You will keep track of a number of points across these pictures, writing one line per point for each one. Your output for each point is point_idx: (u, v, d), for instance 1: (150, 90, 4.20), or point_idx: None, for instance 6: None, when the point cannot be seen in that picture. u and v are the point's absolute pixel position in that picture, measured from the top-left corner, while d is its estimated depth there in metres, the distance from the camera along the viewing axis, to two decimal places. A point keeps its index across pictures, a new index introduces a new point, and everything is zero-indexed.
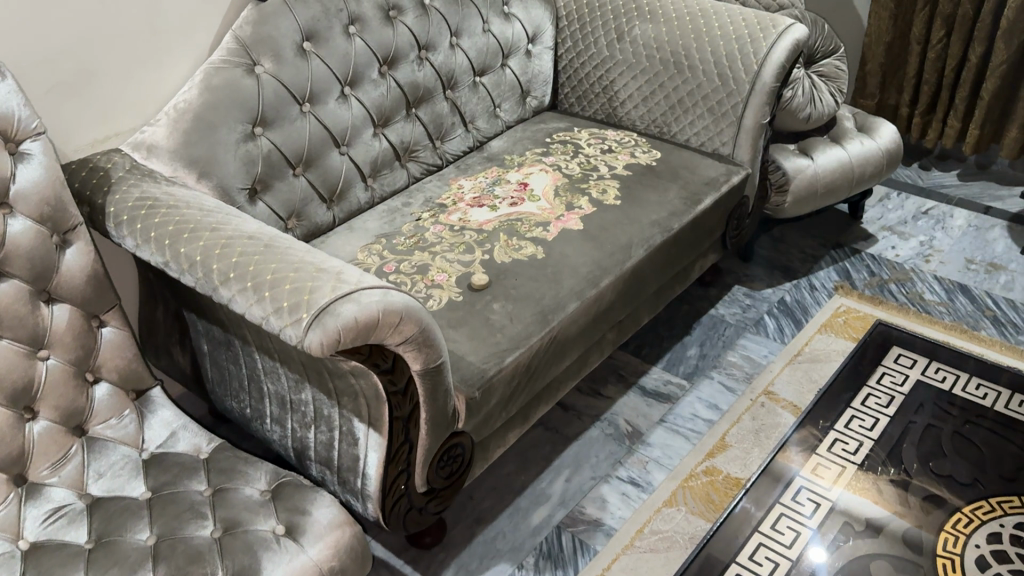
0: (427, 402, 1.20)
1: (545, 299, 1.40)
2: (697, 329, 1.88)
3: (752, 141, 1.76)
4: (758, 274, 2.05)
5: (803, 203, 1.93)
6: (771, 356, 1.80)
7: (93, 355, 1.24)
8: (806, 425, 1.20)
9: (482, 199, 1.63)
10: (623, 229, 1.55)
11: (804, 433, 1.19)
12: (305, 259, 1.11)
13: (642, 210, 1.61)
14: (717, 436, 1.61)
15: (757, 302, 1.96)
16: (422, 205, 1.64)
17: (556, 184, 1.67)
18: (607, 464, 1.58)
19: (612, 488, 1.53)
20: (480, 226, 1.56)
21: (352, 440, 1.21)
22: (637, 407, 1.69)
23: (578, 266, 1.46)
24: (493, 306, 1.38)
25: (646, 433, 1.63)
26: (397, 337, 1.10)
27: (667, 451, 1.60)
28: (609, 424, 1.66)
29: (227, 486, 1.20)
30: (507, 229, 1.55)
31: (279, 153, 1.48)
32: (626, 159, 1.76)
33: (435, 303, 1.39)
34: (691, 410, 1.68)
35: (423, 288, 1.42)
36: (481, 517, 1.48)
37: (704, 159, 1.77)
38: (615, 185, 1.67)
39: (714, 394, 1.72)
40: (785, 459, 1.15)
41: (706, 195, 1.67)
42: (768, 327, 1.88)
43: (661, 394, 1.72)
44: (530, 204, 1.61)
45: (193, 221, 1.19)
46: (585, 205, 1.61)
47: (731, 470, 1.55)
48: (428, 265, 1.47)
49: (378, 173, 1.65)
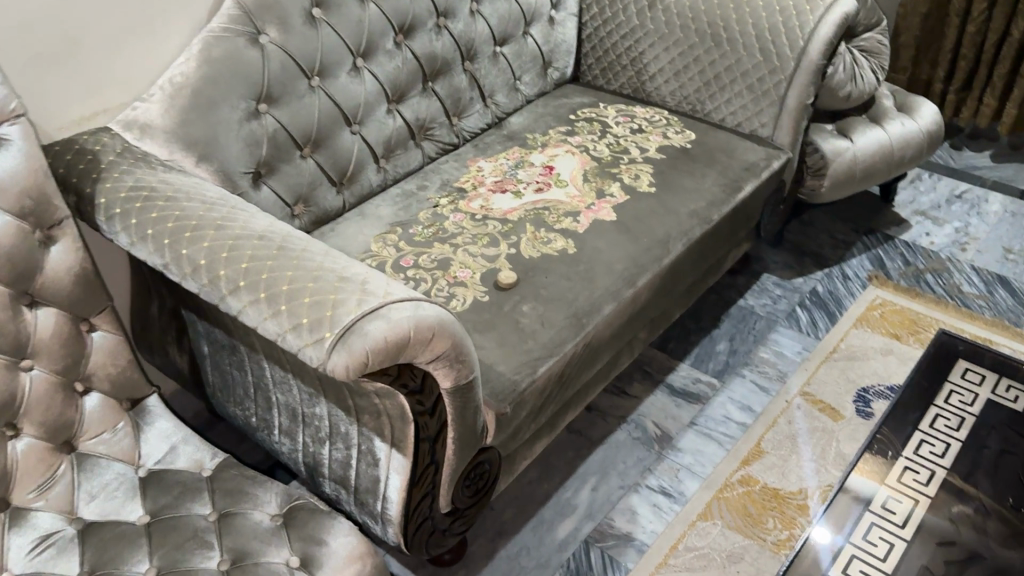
0: (455, 420, 1.09)
1: (579, 300, 1.28)
2: (725, 321, 1.77)
3: (794, 122, 1.63)
4: (786, 261, 1.94)
5: (840, 188, 1.82)
6: (806, 353, 1.70)
7: (83, 363, 1.11)
8: (872, 452, 1.11)
9: (505, 184, 1.50)
10: (661, 221, 1.43)
11: (869, 463, 1.09)
12: (324, 266, 0.98)
13: (680, 198, 1.48)
14: (752, 442, 1.52)
15: (788, 292, 1.85)
16: (439, 189, 1.51)
17: (584, 168, 1.54)
18: (636, 471, 1.48)
19: (642, 499, 1.43)
20: (505, 215, 1.43)
21: (372, 460, 1.10)
22: (665, 408, 1.59)
23: (613, 263, 1.34)
24: (522, 307, 1.26)
25: (676, 437, 1.53)
26: (428, 354, 0.98)
27: (700, 458, 1.50)
28: (636, 427, 1.55)
29: (235, 510, 1.09)
30: (534, 219, 1.42)
31: (285, 134, 1.34)
32: (658, 141, 1.63)
33: (459, 304, 1.26)
34: (723, 411, 1.58)
35: (444, 286, 1.29)
36: (502, 530, 1.38)
37: (741, 141, 1.65)
38: (649, 170, 1.54)
39: (746, 394, 1.61)
40: (856, 482, 1.07)
41: (746, 182, 1.55)
42: (800, 320, 1.78)
43: (690, 394, 1.62)
44: (557, 190, 1.48)
45: (196, 218, 1.06)
46: (617, 192, 1.48)
47: (768, 480, 1.45)
48: (449, 259, 1.34)
49: (391, 153, 1.51)
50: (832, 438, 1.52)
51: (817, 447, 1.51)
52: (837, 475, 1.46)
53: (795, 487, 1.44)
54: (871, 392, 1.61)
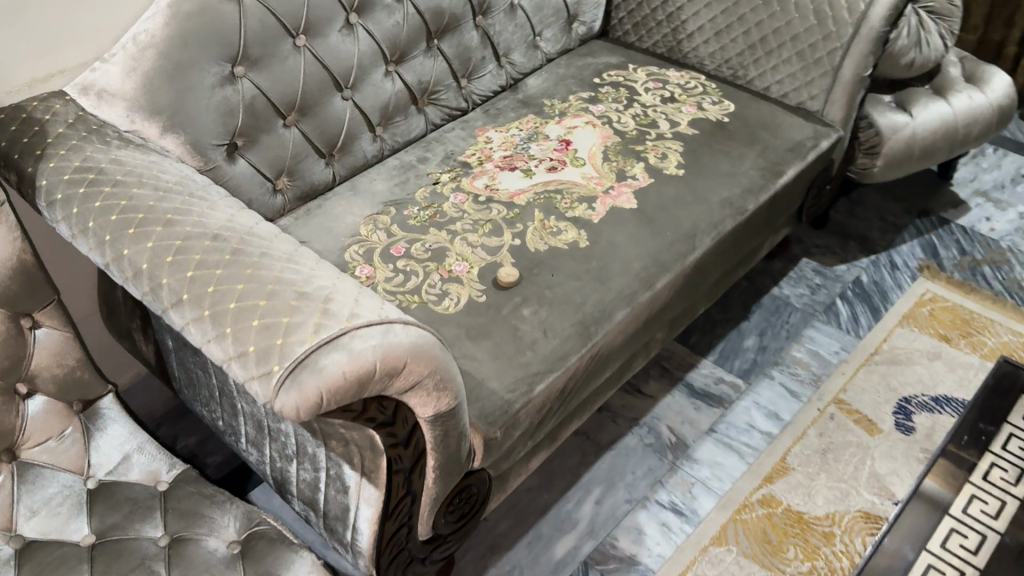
0: (436, 448, 0.96)
1: (588, 304, 1.13)
2: (756, 313, 1.61)
3: (848, 96, 1.44)
4: (827, 245, 1.76)
5: (894, 167, 1.63)
6: (843, 353, 1.54)
7: (24, 364, 0.99)
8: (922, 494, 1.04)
9: (515, 160, 1.34)
10: (688, 212, 1.27)
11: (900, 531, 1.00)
12: (281, 279, 0.84)
13: (711, 185, 1.31)
14: (777, 457, 1.38)
15: (828, 282, 1.68)
16: (440, 162, 1.36)
17: (605, 143, 1.37)
18: (645, 484, 1.35)
19: (650, 517, 1.30)
20: (512, 197, 1.27)
21: (341, 487, 0.98)
22: (682, 410, 1.45)
23: (629, 261, 1.19)
24: (522, 311, 1.12)
25: (692, 446, 1.40)
26: (401, 383, 0.84)
27: (718, 471, 1.36)
28: (649, 432, 1.42)
29: (188, 535, 0.97)
30: (543, 203, 1.26)
31: (264, 101, 1.18)
32: (691, 112, 1.45)
33: (452, 305, 1.12)
34: (746, 418, 1.44)
35: (437, 282, 1.15)
36: (495, 545, 1.27)
37: (785, 115, 1.46)
38: (679, 149, 1.37)
39: (774, 399, 1.47)
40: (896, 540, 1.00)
41: (788, 165, 1.37)
42: (839, 314, 1.62)
43: (711, 396, 1.47)
44: (572, 170, 1.32)
45: (145, 209, 0.92)
46: (640, 175, 1.31)
47: (791, 502, 1.32)
48: (445, 249, 1.19)
49: (390, 121, 1.36)
50: (866, 456, 1.38)
51: (848, 466, 1.37)
52: (868, 499, 1.32)
53: (820, 512, 1.31)
54: (913, 404, 1.46)
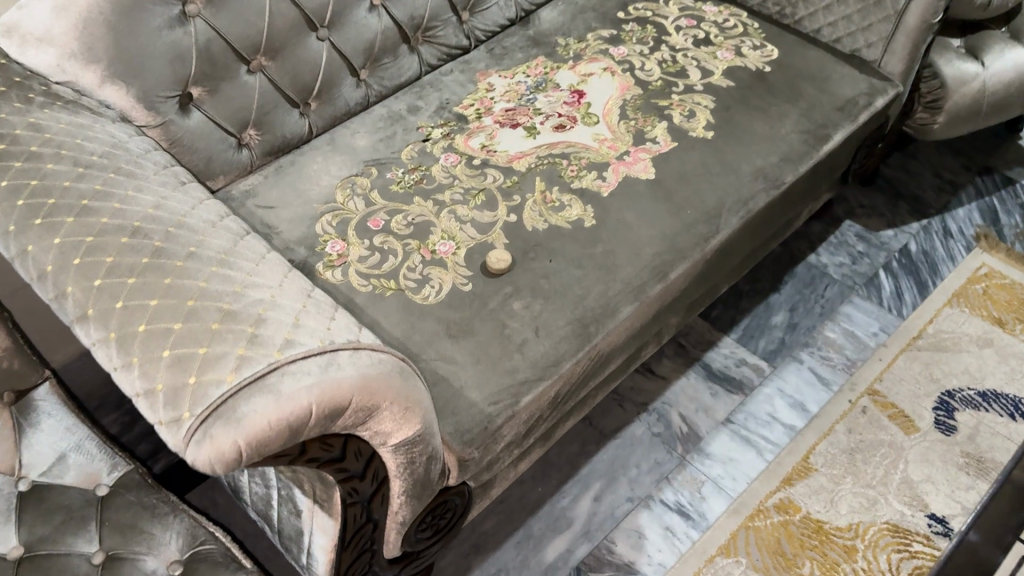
0: (401, 475, 0.83)
1: (589, 298, 0.99)
2: (788, 284, 1.45)
3: (911, 46, 1.23)
4: (872, 205, 1.58)
5: (958, 124, 1.43)
6: (883, 335, 1.38)
7: None
8: None
9: (517, 115, 1.17)
10: (714, 186, 1.10)
11: None
12: (206, 292, 0.70)
13: (743, 152, 1.13)
14: (800, 456, 1.24)
15: (872, 250, 1.51)
16: (434, 113, 1.19)
17: (624, 96, 1.19)
18: (650, 480, 1.22)
19: (653, 519, 1.18)
20: (510, 160, 1.11)
21: (295, 507, 0.86)
22: (697, 395, 1.31)
23: (641, 245, 1.03)
24: (512, 305, 0.97)
25: (705, 438, 1.26)
26: (348, 421, 0.70)
27: (732, 469, 1.23)
28: (658, 420, 1.28)
29: (123, 554, 0.87)
30: (546, 170, 1.09)
31: (223, 45, 1.02)
32: (727, 58, 1.26)
33: (432, 294, 0.98)
34: (768, 408, 1.30)
35: (417, 264, 1.00)
36: (479, 544, 1.16)
37: (836, 65, 1.26)
38: (709, 105, 1.18)
39: (801, 387, 1.32)
40: None
41: (836, 129, 1.18)
42: (882, 289, 1.45)
43: (731, 380, 1.33)
44: (583, 129, 1.15)
45: (58, 191, 0.77)
46: (661, 138, 1.14)
47: (811, 509, 1.19)
48: (430, 223, 1.04)
49: (376, 64, 1.19)
50: (899, 458, 1.24)
51: (878, 470, 1.23)
52: (897, 510, 1.19)
53: (843, 523, 1.18)
54: (956, 399, 1.31)
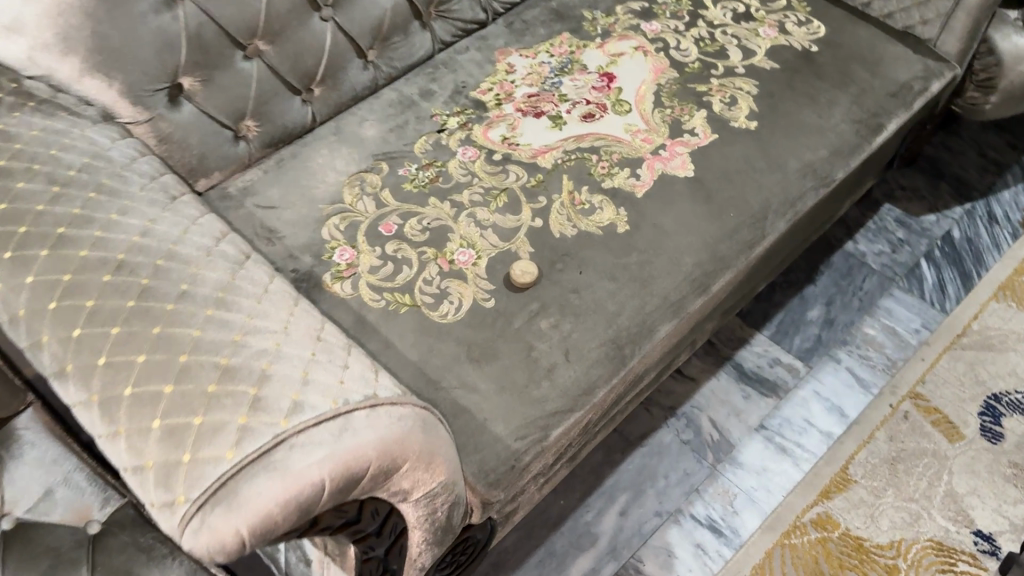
0: (422, 525, 0.74)
1: (623, 316, 0.90)
2: (824, 274, 1.36)
3: (973, 23, 1.12)
4: (913, 186, 1.48)
5: (1014, 101, 1.31)
6: (925, 332, 1.30)
7: None
8: None
9: (541, 102, 1.07)
10: (759, 186, 1.00)
11: None
12: (201, 344, 0.61)
13: (790, 146, 1.03)
14: (838, 466, 1.17)
15: (913, 236, 1.41)
16: (449, 98, 1.08)
17: (658, 80, 1.09)
18: (679, 493, 1.15)
19: (683, 536, 1.11)
20: (535, 155, 1.01)
21: (304, 555, 0.79)
22: (728, 398, 1.23)
23: (679, 255, 0.94)
24: (539, 324, 0.88)
25: (738, 446, 1.19)
26: (365, 486, 0.62)
27: (766, 481, 1.16)
28: (687, 426, 1.21)
29: None
30: (574, 166, 1.00)
31: (215, 30, 0.91)
32: (770, 36, 1.15)
33: (452, 312, 0.89)
34: (804, 412, 1.22)
35: (435, 276, 0.91)
36: (499, 563, 1.09)
37: (888, 43, 1.15)
38: (752, 91, 1.08)
39: (839, 390, 1.24)
40: None
41: (890, 117, 1.07)
42: (924, 280, 1.36)
43: (764, 382, 1.25)
44: (615, 118, 1.05)
45: (31, 216, 0.68)
46: (700, 129, 1.04)
47: (850, 525, 1.12)
48: (447, 229, 0.95)
49: (384, 43, 1.08)
50: (944, 469, 1.17)
51: (922, 481, 1.16)
52: (941, 525, 1.12)
53: (884, 540, 1.11)
54: (1003, 403, 1.23)
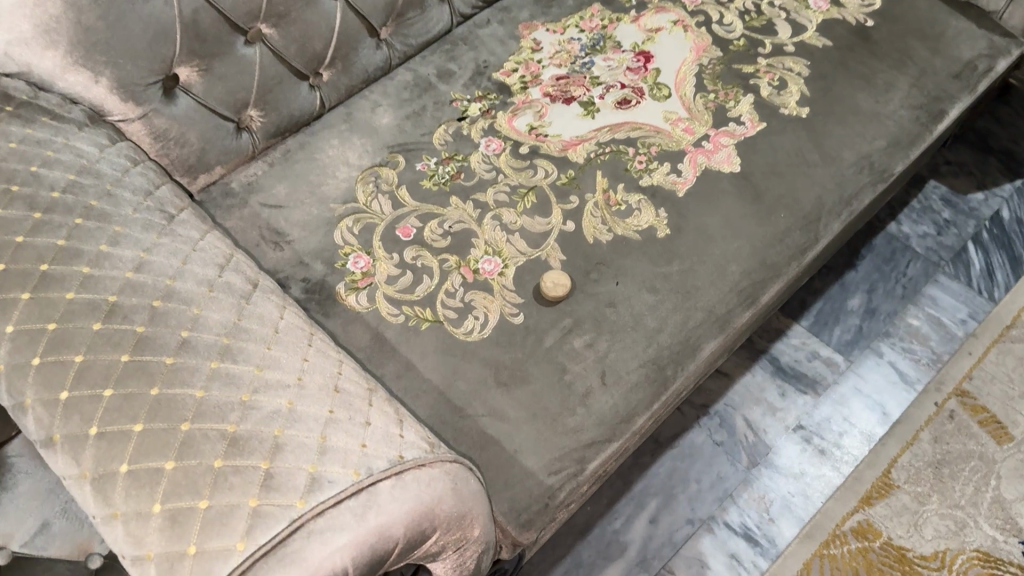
0: None
1: (664, 333, 0.82)
2: (865, 259, 1.28)
3: None
4: (960, 160, 1.39)
5: None
6: (972, 323, 1.23)
7: None
8: None
9: (572, 86, 0.98)
10: (811, 182, 0.91)
11: None
12: (205, 408, 0.54)
13: (844, 136, 0.94)
14: (880, 470, 1.11)
15: (960, 217, 1.33)
16: (469, 81, 0.99)
17: (700, 60, 1.00)
18: (712, 499, 1.09)
19: (717, 546, 1.06)
20: (566, 148, 0.92)
21: None
22: (763, 395, 1.17)
23: (725, 262, 0.86)
24: (573, 343, 0.81)
25: (774, 448, 1.13)
26: (391, 563, 0.55)
27: (804, 486, 1.10)
28: (721, 426, 1.14)
29: None
30: (609, 161, 0.91)
31: (214, 16, 0.82)
32: (822, 8, 1.05)
33: (477, 329, 0.81)
34: (844, 411, 1.16)
35: (458, 288, 0.84)
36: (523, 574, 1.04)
37: (950, 17, 1.05)
38: (803, 72, 0.99)
39: (881, 387, 1.18)
40: None
41: (952, 102, 0.98)
42: (972, 266, 1.28)
43: (802, 377, 1.18)
44: (653, 104, 0.96)
45: (9, 251, 0.60)
46: (746, 117, 0.95)
47: (893, 534, 1.07)
48: (470, 233, 0.87)
49: (399, 20, 0.98)
50: (991, 473, 1.11)
51: (968, 487, 1.10)
52: (988, 535, 1.06)
53: (928, 551, 1.05)
54: None
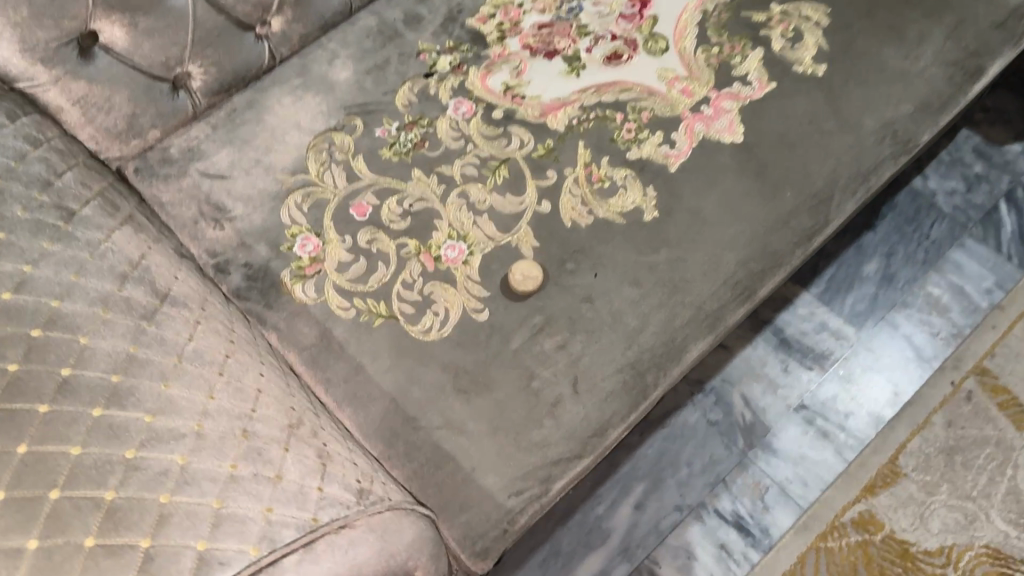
0: None
1: (646, 333, 0.73)
2: (885, 219, 1.17)
3: None
4: (999, 106, 1.25)
5: None
6: (998, 294, 1.12)
7: None
8: None
9: (555, 36, 0.86)
10: (825, 154, 0.80)
11: None
12: (80, 471, 0.46)
13: (866, 99, 0.83)
14: (886, 456, 1.03)
15: (993, 171, 1.20)
16: (440, 29, 0.88)
17: (704, 6, 0.88)
18: (703, 484, 1.02)
19: (706, 535, 1.00)
20: (544, 112, 0.81)
21: None
22: (765, 371, 1.08)
23: (719, 250, 0.76)
24: (542, 344, 0.72)
25: (773, 430, 1.05)
26: None
27: (803, 471, 1.03)
28: (716, 404, 1.06)
29: None
30: (593, 130, 0.80)
31: None
32: None
33: (436, 327, 0.73)
34: (852, 390, 1.07)
35: (416, 278, 0.75)
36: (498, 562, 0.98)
37: None
38: (822, 22, 0.86)
39: (894, 364, 1.08)
40: None
41: (993, 59, 0.86)
42: (1003, 227, 1.16)
43: (808, 351, 1.09)
44: (647, 60, 0.84)
45: None
46: (754, 77, 0.83)
47: (896, 527, 0.99)
48: (433, 213, 0.77)
49: None
50: (1008, 463, 1.02)
51: (981, 476, 1.02)
52: (1000, 530, 0.99)
53: (933, 546, 0.98)
54: None
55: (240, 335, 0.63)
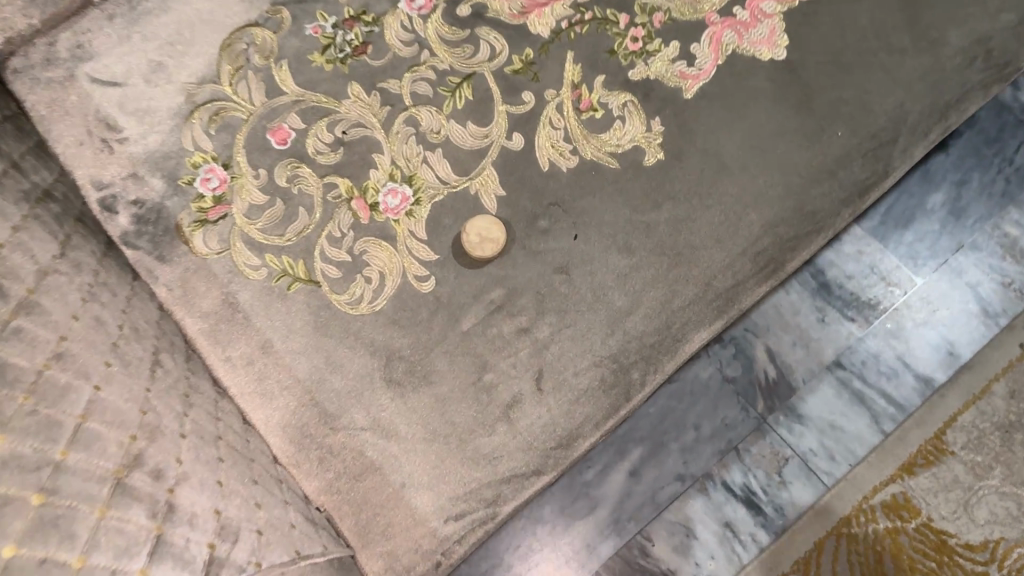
0: None
1: (636, 316, 0.57)
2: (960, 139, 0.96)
3: None
4: None
5: None
6: None
7: None
8: None
9: None
10: (891, 81, 0.62)
11: None
12: None
13: (952, 5, 0.64)
14: (931, 430, 0.82)
15: None
16: None
17: None
18: (711, 451, 0.82)
19: (709, 511, 0.80)
20: (526, 9, 0.63)
21: None
22: (795, 317, 0.86)
23: (739, 209, 0.59)
24: (499, 328, 0.57)
25: (800, 391, 0.84)
26: None
27: (831, 443, 0.82)
28: (735, 357, 0.85)
29: None
30: (588, 37, 0.62)
31: None
32: None
33: (367, 299, 0.57)
34: (899, 346, 0.85)
35: (345, 232, 0.58)
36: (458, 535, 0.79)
37: None
38: None
39: (952, 318, 0.86)
40: None
41: None
42: None
43: (851, 298, 0.87)
44: None
45: None
46: None
47: (933, 515, 0.80)
48: (373, 146, 0.60)
49: None
50: None
51: None
52: None
53: (977, 540, 0.79)
54: None
55: (73, 330, 0.46)
